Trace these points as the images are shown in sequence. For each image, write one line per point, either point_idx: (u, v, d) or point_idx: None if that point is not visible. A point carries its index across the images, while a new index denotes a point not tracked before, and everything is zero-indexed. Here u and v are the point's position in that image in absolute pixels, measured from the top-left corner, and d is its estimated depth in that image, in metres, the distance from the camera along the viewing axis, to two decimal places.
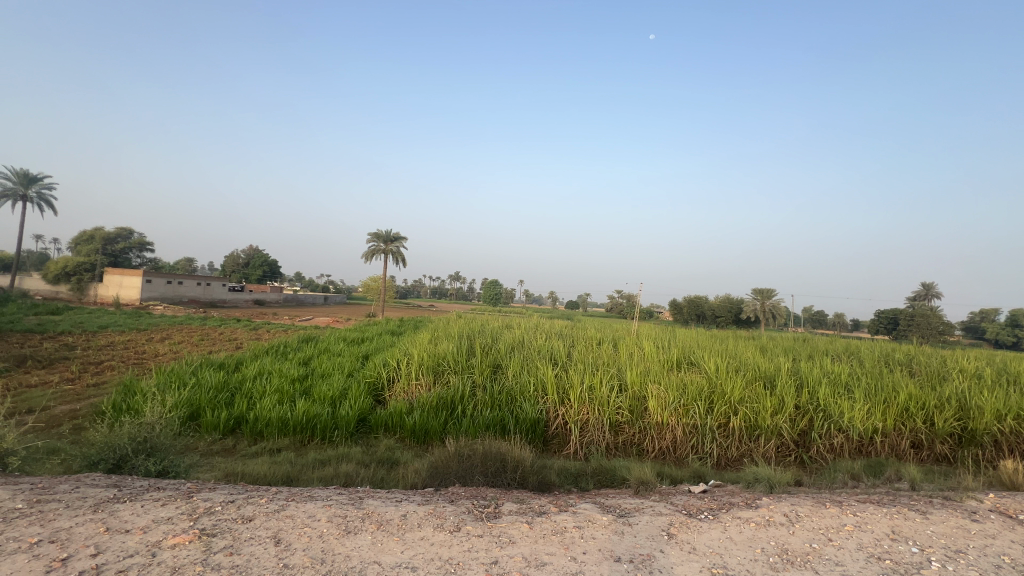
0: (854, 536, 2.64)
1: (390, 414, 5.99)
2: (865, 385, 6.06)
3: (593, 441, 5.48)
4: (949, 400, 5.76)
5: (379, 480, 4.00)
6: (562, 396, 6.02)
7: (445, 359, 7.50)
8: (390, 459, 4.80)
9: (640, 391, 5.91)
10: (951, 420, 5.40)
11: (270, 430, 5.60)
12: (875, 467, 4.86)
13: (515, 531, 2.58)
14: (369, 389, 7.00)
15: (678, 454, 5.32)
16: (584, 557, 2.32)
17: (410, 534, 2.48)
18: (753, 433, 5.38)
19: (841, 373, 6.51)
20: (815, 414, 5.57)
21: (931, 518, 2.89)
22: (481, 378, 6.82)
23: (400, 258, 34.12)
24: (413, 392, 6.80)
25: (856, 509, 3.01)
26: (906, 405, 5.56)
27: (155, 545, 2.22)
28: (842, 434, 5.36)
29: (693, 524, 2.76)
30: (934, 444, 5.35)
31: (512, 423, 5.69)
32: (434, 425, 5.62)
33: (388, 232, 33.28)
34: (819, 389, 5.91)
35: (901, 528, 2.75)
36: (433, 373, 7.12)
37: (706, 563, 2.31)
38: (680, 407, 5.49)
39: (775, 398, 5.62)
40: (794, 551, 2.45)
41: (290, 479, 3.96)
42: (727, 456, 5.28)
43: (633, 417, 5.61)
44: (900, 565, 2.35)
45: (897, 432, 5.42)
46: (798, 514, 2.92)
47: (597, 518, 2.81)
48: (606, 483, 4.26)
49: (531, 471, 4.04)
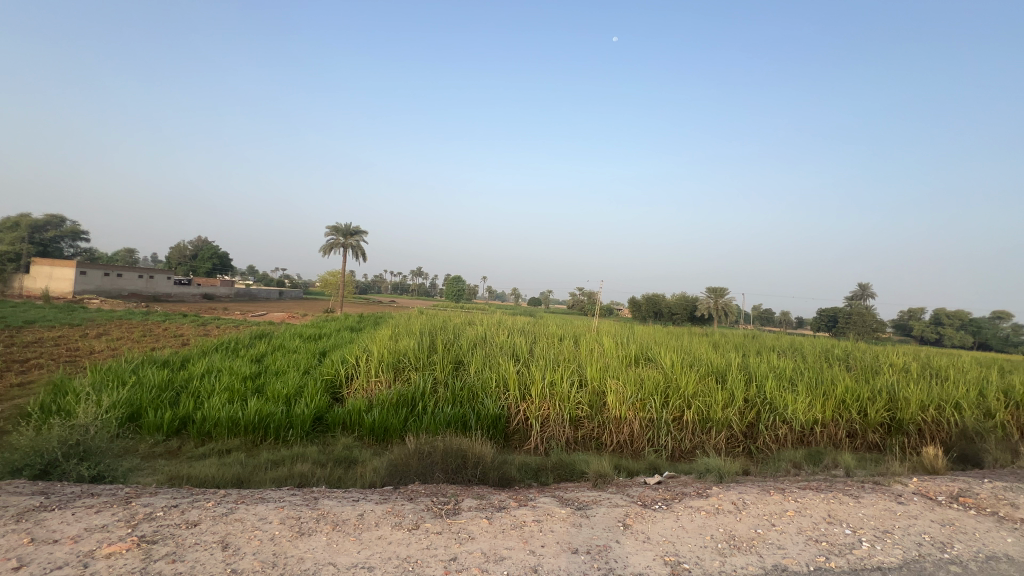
0: (795, 520, 2.81)
1: (349, 411, 5.84)
2: (807, 378, 6.45)
3: (554, 436, 5.56)
4: (881, 392, 6.22)
5: (336, 480, 3.89)
6: (523, 392, 6.05)
7: (406, 356, 7.39)
8: (347, 458, 4.68)
9: (599, 386, 6.04)
10: (881, 410, 5.83)
11: (220, 430, 5.36)
12: (815, 455, 5.18)
13: (474, 527, 2.58)
14: (326, 387, 6.80)
15: (636, 447, 5.48)
16: (543, 550, 2.36)
17: (367, 533, 2.43)
18: (706, 425, 5.62)
19: (785, 368, 6.89)
20: (762, 407, 5.87)
21: (863, 501, 3.12)
22: (443, 374, 6.75)
23: (360, 250, 33.24)
24: (372, 390, 6.66)
25: (796, 496, 3.20)
26: (843, 397, 5.95)
27: (88, 554, 2.08)
28: (785, 425, 5.68)
29: (648, 514, 2.85)
30: (867, 433, 5.75)
31: (473, 419, 5.67)
32: (394, 423, 5.54)
33: (348, 225, 32.50)
34: (766, 383, 6.24)
35: (836, 511, 2.95)
36: (393, 369, 7.00)
37: (659, 551, 2.40)
38: (638, 401, 5.66)
39: (725, 392, 5.89)
40: (741, 536, 2.58)
41: (241, 481, 3.80)
42: (681, 448, 5.47)
43: (593, 411, 5.73)
44: (835, 546, 2.51)
45: (835, 422, 5.81)
46: (744, 501, 3.08)
47: (555, 511, 2.85)
48: (566, 476, 4.33)
49: (492, 466, 4.05)
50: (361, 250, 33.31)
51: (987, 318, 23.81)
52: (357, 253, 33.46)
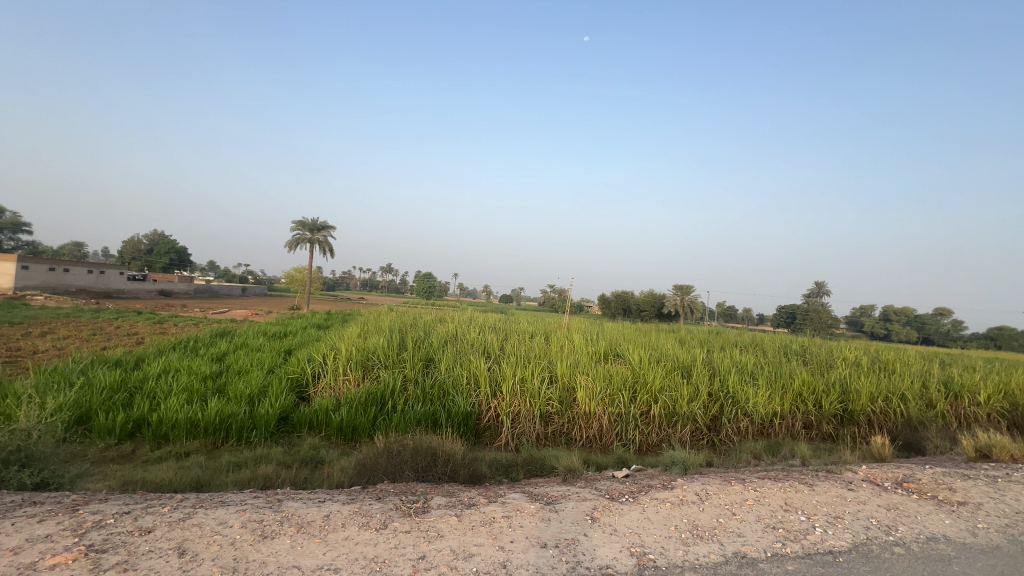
0: (754, 509, 2.92)
1: (315, 411, 5.71)
2: (767, 373, 6.72)
3: (525, 432, 5.60)
4: (835, 384, 6.54)
5: (302, 481, 3.80)
6: (494, 388, 6.05)
7: (375, 354, 7.27)
8: (314, 458, 4.57)
9: (569, 382, 6.11)
10: (835, 403, 6.13)
11: (177, 432, 5.13)
12: (774, 446, 5.40)
13: (443, 524, 2.57)
14: (292, 386, 6.62)
15: (605, 441, 5.58)
16: (511, 545, 2.37)
17: (333, 535, 2.38)
18: (672, 419, 5.77)
19: (746, 363, 7.15)
20: (725, 401, 6.07)
21: (817, 489, 3.28)
22: (413, 372, 6.68)
23: (328, 246, 32.46)
24: (340, 389, 6.52)
25: (756, 485, 3.33)
26: (800, 391, 6.23)
27: (29, 567, 1.96)
28: (747, 418, 5.90)
29: (615, 507, 2.91)
30: (821, 424, 6.04)
31: (444, 417, 5.64)
32: (362, 422, 5.45)
33: (315, 220, 31.67)
34: (729, 377, 6.46)
35: (792, 499, 3.09)
36: (362, 368, 6.89)
37: (626, 543, 2.45)
38: (607, 397, 5.77)
39: (690, 387, 6.07)
40: (704, 526, 2.67)
41: (200, 485, 3.65)
42: (648, 442, 5.60)
43: (563, 407, 5.79)
44: (790, 532, 2.63)
45: (793, 414, 6.07)
46: (707, 492, 3.18)
47: (525, 506, 2.88)
48: (536, 472, 4.37)
49: (462, 463, 4.04)
50: (329, 246, 32.56)
51: (929, 314, 25.44)
52: (325, 249, 32.68)
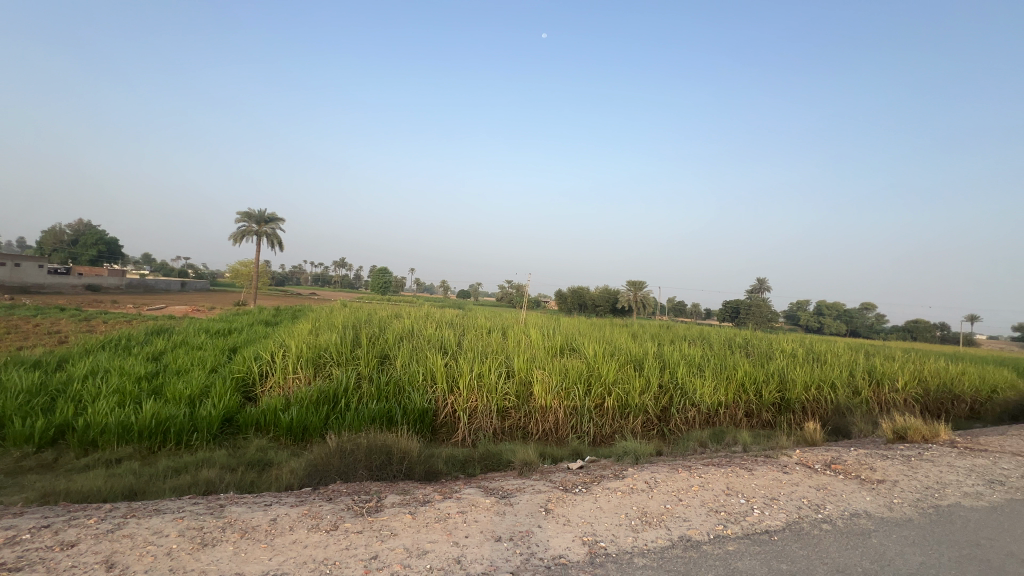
0: (699, 494, 3.06)
1: (263, 411, 5.46)
2: (713, 365, 7.06)
3: (482, 427, 5.61)
4: (774, 375, 6.96)
5: (248, 484, 3.64)
6: (450, 384, 6.01)
7: (327, 351, 7.04)
8: (261, 460, 4.38)
9: (526, 376, 6.17)
10: (773, 392, 6.54)
11: (107, 438, 4.77)
12: (718, 434, 5.69)
13: (397, 523, 2.53)
14: (237, 386, 6.30)
15: (560, 434, 5.68)
16: (466, 540, 2.37)
17: (279, 539, 2.30)
18: (624, 411, 5.96)
19: (694, 356, 7.49)
20: (674, 392, 6.33)
21: (756, 473, 3.49)
22: (368, 369, 6.52)
23: (276, 239, 31.06)
24: (290, 388, 6.27)
25: (701, 472, 3.50)
26: (743, 381, 6.59)
27: None
28: (694, 407, 6.18)
29: (568, 498, 2.97)
30: (761, 412, 6.42)
31: (399, 414, 5.55)
32: (314, 421, 5.27)
33: (262, 211, 30.17)
34: (678, 369, 6.74)
35: (733, 484, 3.26)
36: (313, 366, 6.65)
37: (578, 533, 2.51)
38: (562, 391, 5.88)
39: (642, 379, 6.29)
40: (652, 512, 2.78)
41: (134, 493, 3.42)
42: (602, 433, 5.75)
43: (520, 401, 5.84)
44: (731, 515, 2.78)
45: (736, 404, 6.41)
46: (656, 480, 3.31)
47: (480, 501, 2.88)
48: (492, 466, 4.39)
49: (418, 460, 3.99)
50: (278, 239, 31.17)
51: (855, 309, 27.65)
52: (273, 241, 31.26)
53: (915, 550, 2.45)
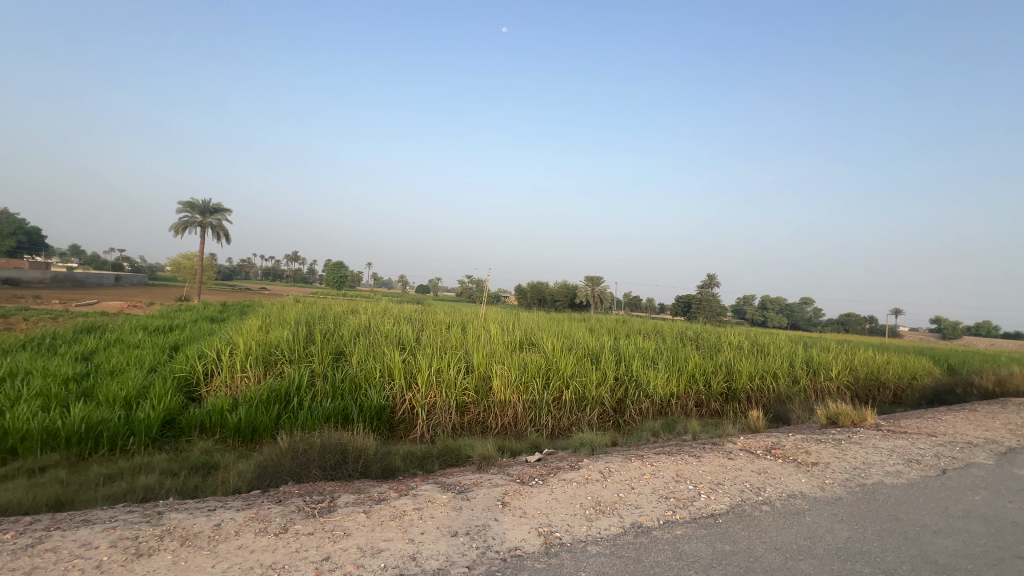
0: (651, 482, 3.18)
1: (208, 412, 5.19)
2: (666, 357, 7.33)
3: (440, 423, 5.56)
4: (722, 366, 7.31)
5: (191, 489, 3.45)
6: (408, 380, 5.92)
7: (278, 348, 6.77)
8: (206, 464, 4.16)
9: (485, 371, 6.17)
10: (721, 382, 6.87)
11: (29, 445, 4.38)
12: (670, 424, 5.93)
13: (350, 523, 2.47)
14: (178, 386, 5.94)
15: (519, 428, 5.74)
16: (422, 537, 2.35)
17: (223, 545, 2.19)
18: (581, 403, 6.09)
19: (648, 349, 7.74)
20: (629, 384, 6.53)
21: (704, 460, 3.66)
22: (322, 366, 6.31)
23: (222, 230, 29.46)
24: (238, 387, 5.99)
25: (652, 460, 3.63)
26: (693, 372, 6.88)
27: None
28: (648, 399, 6.39)
29: (525, 490, 3.01)
30: (710, 402, 6.73)
31: (355, 412, 5.42)
32: (264, 421, 5.06)
33: (207, 201, 28.51)
34: (633, 362, 6.95)
35: (682, 471, 3.41)
36: (263, 364, 6.38)
37: (534, 524, 2.55)
38: (521, 384, 5.94)
39: (599, 372, 6.45)
40: (606, 501, 2.86)
41: (60, 503, 3.17)
42: (560, 425, 5.85)
43: (479, 396, 5.84)
44: (680, 501, 2.91)
45: (687, 394, 6.69)
46: (610, 470, 3.40)
47: (437, 497, 2.87)
48: (451, 462, 4.37)
49: (374, 458, 3.92)
50: (224, 230, 29.56)
51: (796, 303, 29.44)
52: (219, 233, 29.62)
53: (844, 526, 2.65)
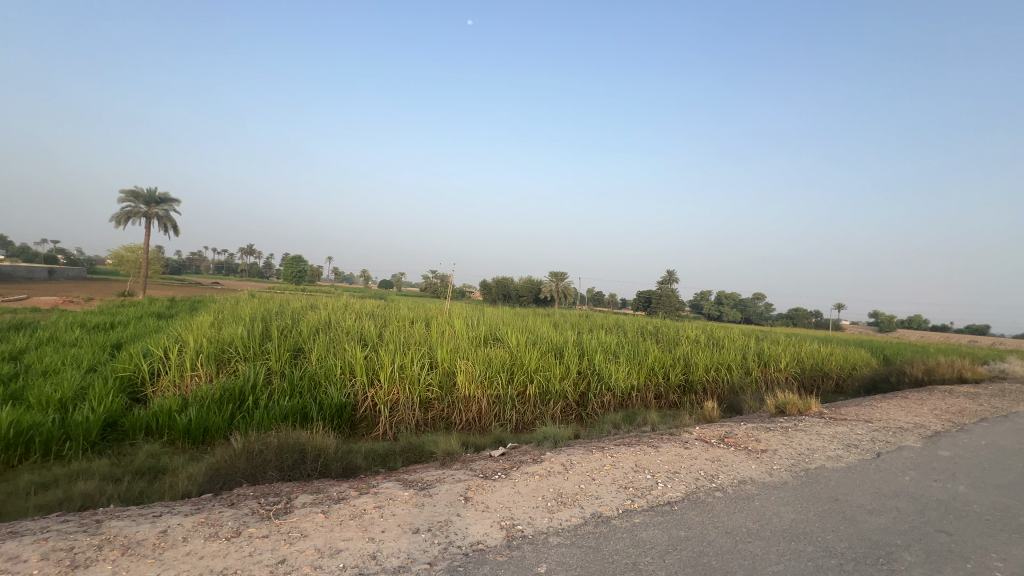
0: (611, 473, 3.26)
1: (155, 413, 4.91)
2: (627, 351, 7.52)
3: (403, 420, 5.50)
4: (680, 358, 7.57)
5: (135, 495, 3.26)
6: (371, 377, 5.80)
7: (232, 346, 6.48)
8: (152, 468, 3.94)
9: (449, 366, 6.13)
10: (679, 374, 7.11)
11: None
12: (631, 415, 6.09)
13: (307, 523, 2.41)
14: (121, 386, 5.59)
15: (483, 423, 5.75)
16: (382, 535, 2.32)
17: (169, 552, 2.09)
18: (545, 397, 6.17)
19: (610, 343, 7.92)
20: (592, 377, 6.66)
21: (661, 450, 3.78)
22: (279, 364, 6.10)
23: (169, 221, 27.86)
24: (187, 387, 5.70)
25: (613, 452, 3.72)
26: (653, 366, 7.09)
27: None
28: (609, 392, 6.54)
29: (488, 485, 3.02)
30: (668, 394, 6.95)
31: (315, 410, 5.27)
32: (216, 422, 4.84)
33: (153, 191, 26.88)
34: (595, 356, 7.09)
35: (641, 461, 3.51)
36: (215, 362, 6.09)
37: (496, 518, 2.56)
38: (485, 379, 5.94)
39: (562, 366, 6.54)
40: (568, 493, 2.91)
41: None
42: (524, 419, 5.90)
43: (443, 392, 5.80)
44: (639, 490, 2.99)
45: (647, 387, 6.89)
46: (572, 462, 3.47)
47: (398, 494, 2.83)
48: (414, 459, 4.32)
49: (334, 457, 3.82)
50: (172, 221, 27.97)
51: (749, 298, 30.81)
52: (166, 224, 28.01)
53: (789, 509, 2.81)
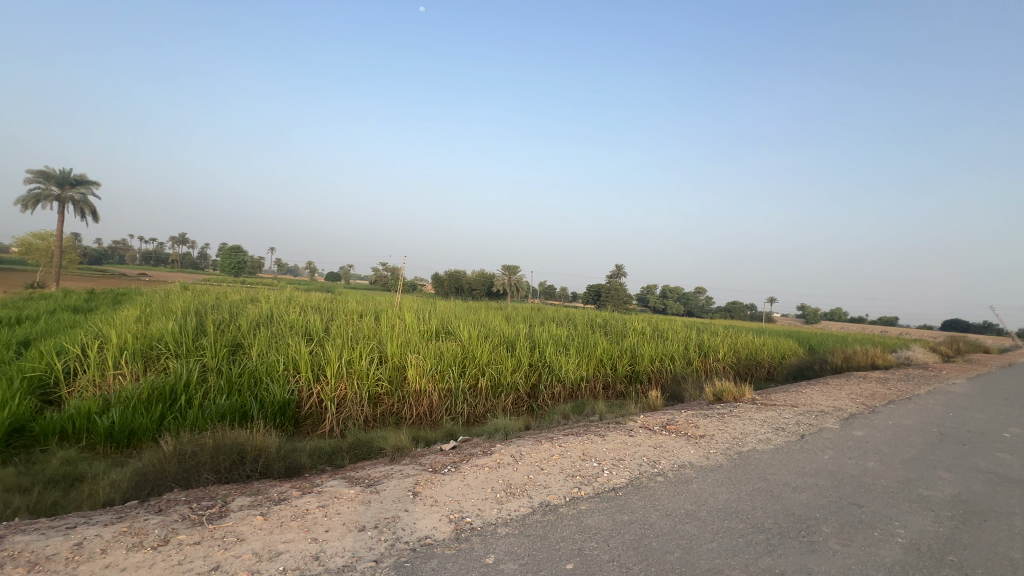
0: (559, 462, 3.33)
1: (71, 416, 4.49)
2: (576, 343, 7.70)
3: (351, 416, 5.35)
4: (627, 350, 7.84)
5: (47, 506, 2.98)
6: (316, 372, 5.58)
7: (161, 342, 6.03)
8: (68, 476, 3.61)
9: (399, 360, 6.02)
10: (625, 365, 7.37)
11: None
12: (579, 406, 6.25)
13: (244, 527, 2.30)
14: (30, 388, 5.06)
15: (434, 417, 5.70)
16: (326, 535, 2.25)
17: (86, 566, 1.93)
18: (496, 390, 6.21)
19: (560, 335, 8.07)
20: (542, 369, 6.76)
21: (607, 438, 3.91)
22: (215, 360, 5.74)
23: (87, 206, 25.43)
24: (109, 387, 5.25)
25: (561, 442, 3.81)
26: (601, 357, 7.30)
27: None
28: (559, 383, 6.68)
29: (437, 478, 3.00)
30: (616, 384, 7.19)
31: (255, 408, 5.01)
32: (144, 423, 4.49)
33: (67, 172, 24.38)
34: (546, 348, 7.20)
35: (588, 449, 3.61)
36: (142, 359, 5.64)
37: (445, 512, 2.55)
38: (437, 373, 5.89)
39: (513, 359, 6.60)
40: (517, 483, 2.95)
41: None
42: (476, 413, 5.92)
43: (393, 387, 5.69)
44: (586, 478, 3.08)
45: (596, 377, 7.09)
46: (521, 453, 3.51)
47: (344, 492, 2.76)
48: (363, 455, 4.22)
49: (276, 457, 3.66)
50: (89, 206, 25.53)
51: (692, 292, 32.36)
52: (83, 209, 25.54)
53: (723, 489, 2.99)
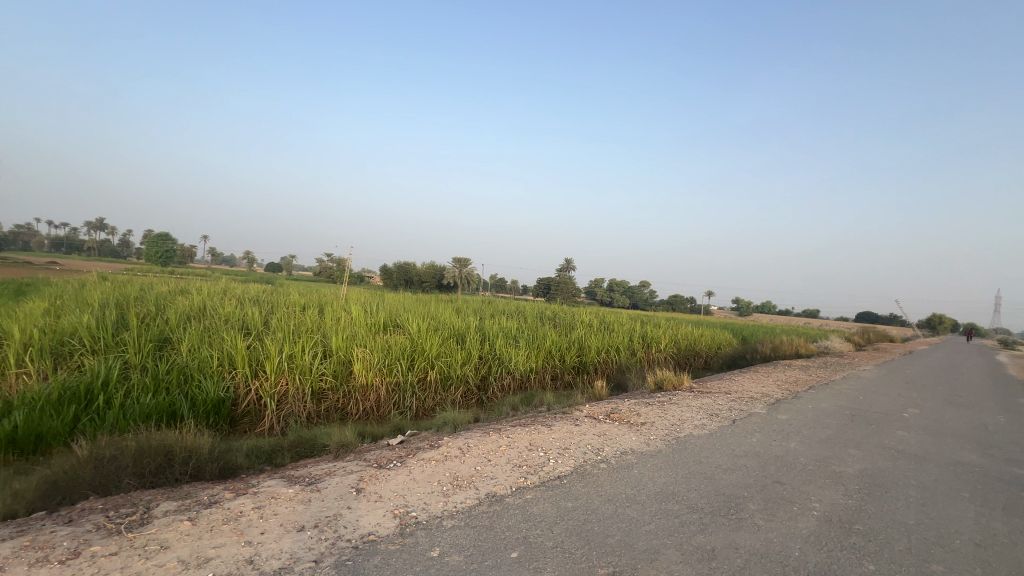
0: (506, 453, 3.36)
1: None
2: (526, 335, 7.79)
3: (293, 413, 5.12)
4: (575, 341, 8.02)
5: None
6: (254, 368, 5.29)
7: (74, 338, 5.48)
8: None
9: (344, 354, 5.82)
10: (573, 357, 7.53)
11: None
12: (528, 397, 6.34)
13: (169, 534, 2.15)
14: None
15: (381, 411, 5.59)
16: (262, 537, 2.15)
17: None
18: (446, 383, 6.17)
19: (511, 328, 8.12)
20: (492, 361, 6.79)
21: (554, 428, 3.98)
22: (139, 356, 5.30)
23: None
24: (10, 388, 4.71)
25: (509, 433, 3.84)
26: (549, 349, 7.42)
27: None
28: (508, 375, 6.74)
29: (382, 474, 2.95)
30: (563, 375, 7.34)
31: (186, 407, 4.69)
32: (54, 426, 4.08)
33: None
34: (496, 340, 7.24)
35: (535, 440, 3.67)
36: (50, 357, 5.10)
37: (389, 507, 2.51)
38: (384, 367, 5.76)
39: (463, 352, 6.58)
40: (464, 475, 2.95)
41: None
42: (424, 406, 5.86)
43: (338, 381, 5.50)
44: (532, 467, 3.13)
45: (544, 369, 7.21)
46: (469, 445, 3.51)
47: (281, 492, 2.65)
48: (305, 453, 4.07)
49: (209, 458, 3.44)
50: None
51: (638, 285, 33.57)
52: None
53: (662, 473, 3.14)
